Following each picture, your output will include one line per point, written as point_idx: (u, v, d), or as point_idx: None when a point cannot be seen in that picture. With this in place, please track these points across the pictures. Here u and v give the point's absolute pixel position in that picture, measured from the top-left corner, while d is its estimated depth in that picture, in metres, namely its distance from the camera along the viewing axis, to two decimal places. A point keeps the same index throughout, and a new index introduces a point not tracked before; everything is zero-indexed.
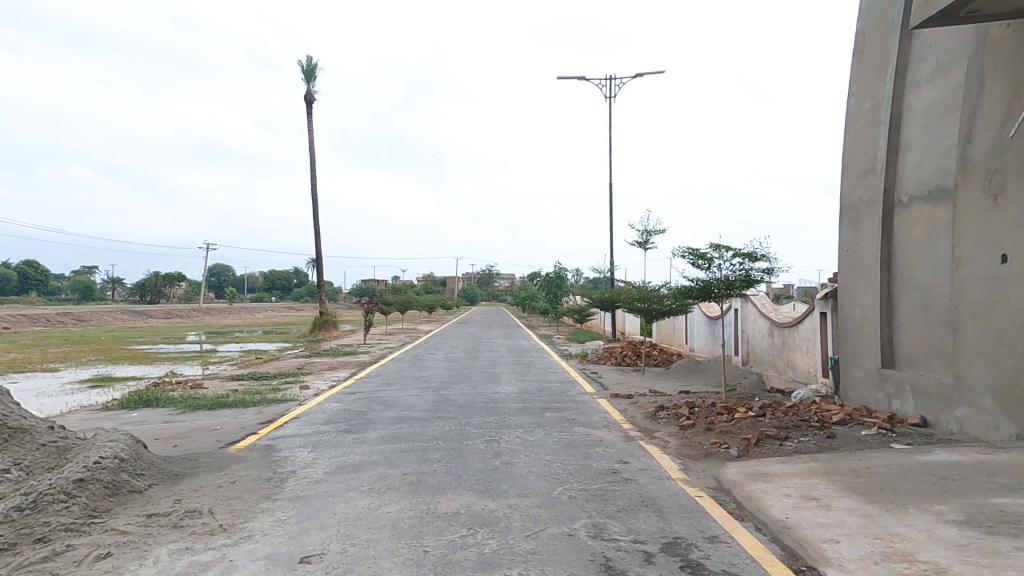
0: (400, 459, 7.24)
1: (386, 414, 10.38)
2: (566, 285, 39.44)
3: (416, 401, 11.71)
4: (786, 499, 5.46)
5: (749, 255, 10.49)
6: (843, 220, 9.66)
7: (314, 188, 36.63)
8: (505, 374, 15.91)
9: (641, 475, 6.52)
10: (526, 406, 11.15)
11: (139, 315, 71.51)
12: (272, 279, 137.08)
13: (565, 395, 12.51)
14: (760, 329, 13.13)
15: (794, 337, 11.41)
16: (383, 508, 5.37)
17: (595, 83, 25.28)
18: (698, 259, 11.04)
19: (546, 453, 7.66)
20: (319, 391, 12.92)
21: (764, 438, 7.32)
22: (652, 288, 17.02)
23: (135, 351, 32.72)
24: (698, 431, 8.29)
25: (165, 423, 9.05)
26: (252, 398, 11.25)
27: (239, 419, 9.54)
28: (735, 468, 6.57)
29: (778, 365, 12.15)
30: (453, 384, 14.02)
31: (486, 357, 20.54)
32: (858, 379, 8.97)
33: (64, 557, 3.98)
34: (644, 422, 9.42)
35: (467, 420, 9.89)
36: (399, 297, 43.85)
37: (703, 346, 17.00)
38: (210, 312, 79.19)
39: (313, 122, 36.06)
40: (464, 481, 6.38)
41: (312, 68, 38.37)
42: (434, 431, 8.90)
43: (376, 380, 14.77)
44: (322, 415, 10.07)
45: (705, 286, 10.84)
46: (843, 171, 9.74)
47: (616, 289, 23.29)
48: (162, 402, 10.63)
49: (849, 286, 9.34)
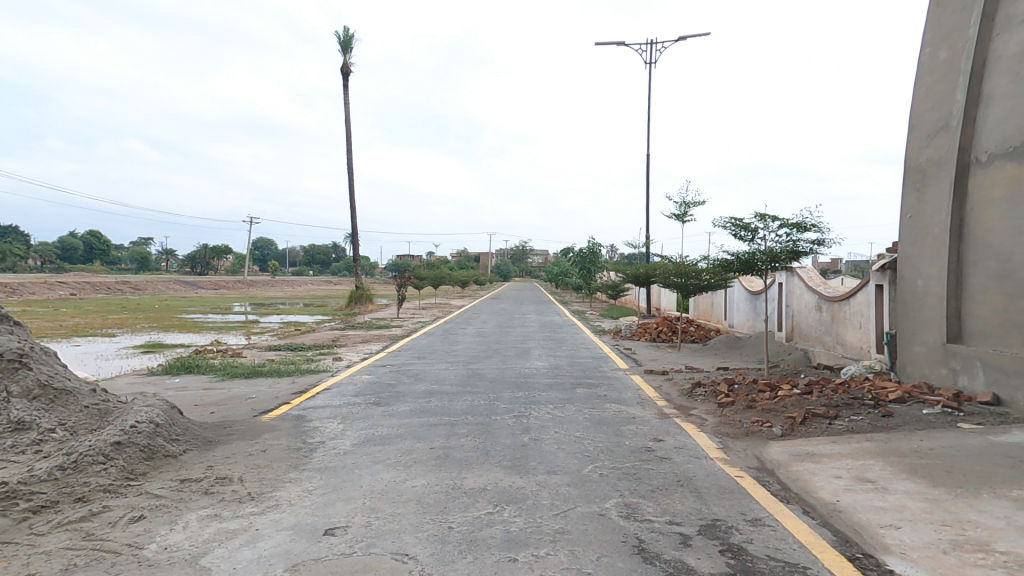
0: (428, 433, 7.20)
1: (416, 387, 10.39)
2: (600, 260, 38.74)
3: (446, 375, 11.70)
4: (837, 481, 5.06)
5: (798, 226, 9.81)
6: (906, 184, 8.85)
7: (348, 163, 36.90)
8: (536, 349, 15.74)
9: (677, 454, 6.22)
10: (557, 382, 10.97)
11: (190, 286, 75.15)
12: (312, 255, 140.92)
13: (597, 371, 12.23)
14: (806, 304, 12.41)
15: (845, 312, 10.71)
16: (408, 483, 5.31)
17: (635, 49, 24.16)
18: (741, 230, 10.42)
19: (576, 430, 7.45)
20: (351, 364, 13.09)
21: (812, 417, 6.87)
22: (689, 263, 16.36)
23: (185, 319, 34.41)
24: (738, 408, 7.88)
25: (205, 390, 9.30)
26: (286, 368, 11.48)
27: (274, 389, 9.73)
28: (779, 448, 6.18)
29: (826, 342, 11.47)
30: (483, 359, 13.95)
31: (517, 332, 20.42)
32: (918, 356, 8.31)
33: (101, 518, 4.00)
34: (680, 399, 9.07)
35: (496, 395, 9.78)
36: (432, 272, 44.13)
37: (743, 323, 16.31)
38: (253, 286, 82.09)
39: (349, 96, 36.20)
40: (490, 457, 6.26)
41: (348, 41, 38.19)
42: (462, 406, 8.82)
43: (408, 354, 14.88)
44: (354, 387, 10.17)
45: (747, 259, 10.23)
46: (910, 130, 8.88)
47: (652, 264, 22.62)
48: (202, 369, 10.98)
49: (911, 256, 8.60)
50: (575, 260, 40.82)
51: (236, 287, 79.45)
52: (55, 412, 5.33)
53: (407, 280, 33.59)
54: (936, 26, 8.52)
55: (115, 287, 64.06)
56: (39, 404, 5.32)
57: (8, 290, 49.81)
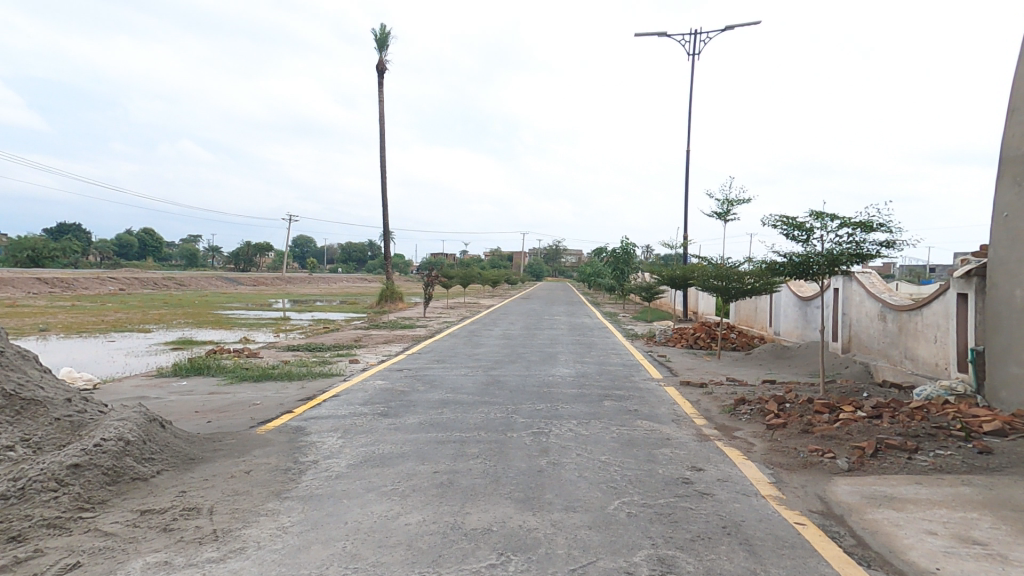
0: (433, 455, 6.43)
1: (430, 396, 9.67)
2: (634, 262, 37.40)
3: (463, 382, 10.95)
4: (932, 540, 4.00)
5: (861, 225, 8.58)
6: (1002, 178, 7.61)
7: (381, 162, 36.80)
8: (562, 354, 14.83)
9: (720, 489, 5.23)
10: (582, 393, 10.05)
11: (228, 282, 77.47)
12: (348, 253, 143.69)
13: (627, 381, 11.23)
14: (867, 312, 11.08)
15: (916, 323, 9.39)
16: (401, 520, 4.56)
17: (677, 39, 22.94)
18: (794, 229, 9.25)
19: (602, 453, 6.52)
20: (366, 367, 12.54)
21: (886, 449, 5.73)
22: (732, 265, 15.10)
23: (217, 315, 34.86)
24: (790, 433, 6.79)
25: (209, 394, 8.89)
26: (297, 372, 11.05)
27: (281, 395, 9.26)
28: (848, 487, 5.10)
29: (891, 356, 10.15)
30: (506, 365, 13.14)
31: (544, 335, 19.54)
32: (1014, 377, 7.06)
33: (27, 567, 3.44)
34: (721, 418, 8.02)
35: (515, 408, 8.95)
36: (461, 272, 43.68)
37: (791, 331, 14.98)
38: (289, 284, 83.77)
39: (383, 95, 36.25)
40: (500, 486, 5.44)
41: (383, 38, 38.20)
42: (477, 420, 8.06)
43: (427, 358, 14.22)
44: (363, 394, 9.54)
45: (801, 262, 9.07)
46: (1011, 115, 7.60)
47: (690, 266, 21.31)
48: (212, 370, 10.59)
49: (1004, 262, 7.35)
50: (609, 262, 39.53)
51: (273, 284, 81.11)
52: (19, 426, 4.89)
53: (435, 279, 33.07)
54: None
55: (160, 282, 66.45)
56: (4, 418, 4.89)
57: (62, 285, 52.20)
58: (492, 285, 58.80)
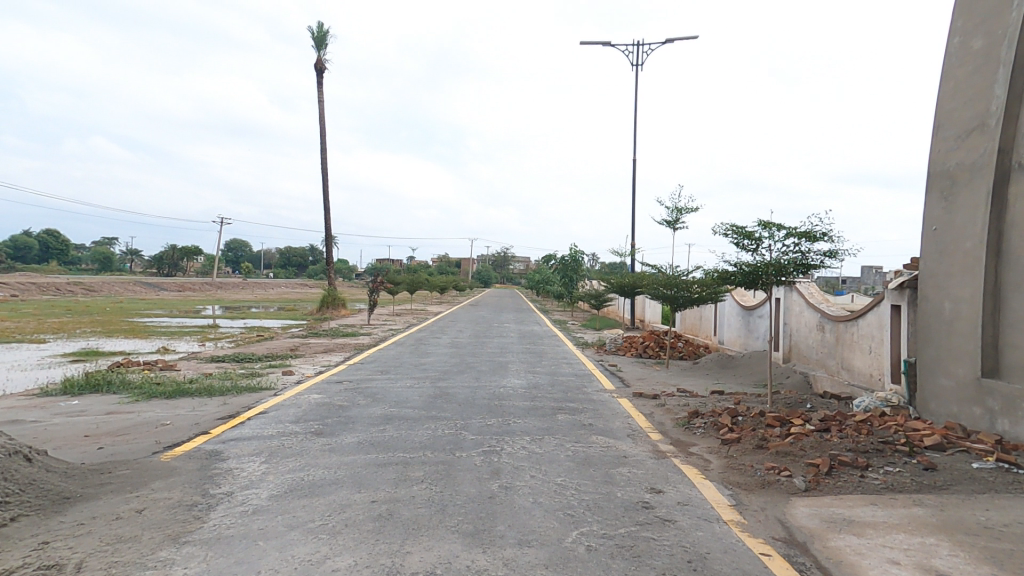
0: (371, 481, 5.74)
1: (371, 411, 8.92)
2: (582, 268, 37.70)
3: (409, 395, 10.24)
4: (897, 571, 3.78)
5: (806, 235, 8.49)
6: (930, 192, 7.73)
7: (322, 163, 35.21)
8: (513, 364, 14.38)
9: (681, 515, 4.90)
10: (535, 406, 9.60)
11: (152, 286, 71.81)
12: (289, 256, 137.55)
13: (580, 393, 10.92)
14: (807, 323, 11.28)
15: (852, 334, 9.54)
16: (325, 566, 3.88)
17: (622, 49, 23.34)
18: (743, 238, 9.25)
19: (557, 475, 6.09)
20: (301, 379, 11.58)
21: (839, 466, 5.54)
22: (680, 274, 15.22)
23: (135, 323, 31.91)
24: (745, 450, 6.57)
25: (106, 414, 8.20)
26: (219, 387, 10.01)
27: (197, 414, 8.32)
28: (807, 509, 4.87)
29: (829, 366, 10.31)
30: (454, 376, 12.52)
31: (494, 344, 19.04)
32: (945, 389, 7.09)
33: None
34: (676, 432, 7.79)
35: (464, 423, 8.37)
36: (409, 277, 42.49)
37: (734, 340, 15.25)
38: (221, 288, 78.93)
39: (323, 94, 34.85)
40: (446, 518, 4.87)
41: (322, 37, 36.74)
42: (422, 438, 7.42)
43: (370, 368, 13.36)
44: (295, 411, 8.66)
45: (749, 271, 9.00)
46: (936, 130, 7.77)
47: (638, 274, 21.49)
48: (112, 387, 9.81)
49: (934, 275, 7.43)
50: (557, 269, 39.64)
51: (204, 289, 75.76)
52: None
53: (381, 285, 31.85)
54: (970, 12, 7.45)
55: (71, 287, 60.67)
56: None
57: None
58: (440, 291, 57.67)
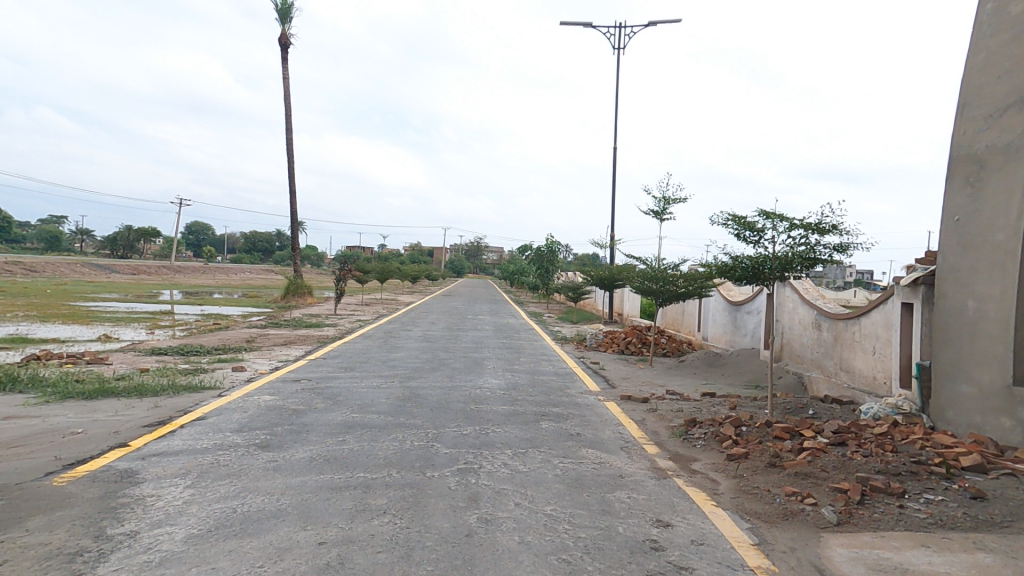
0: (319, 512, 4.70)
1: (330, 417, 7.82)
2: (558, 259, 36.92)
3: (374, 398, 9.16)
4: None
5: (813, 227, 7.58)
6: (953, 177, 7.10)
7: (287, 143, 33.27)
8: (489, 361, 13.43)
9: (698, 560, 4.06)
10: (515, 412, 8.67)
11: (104, 269, 67.76)
12: (256, 241, 132.76)
13: (563, 396, 10.02)
14: (801, 320, 10.63)
15: (853, 333, 8.88)
16: None
17: (604, 32, 22.53)
18: (743, 229, 8.23)
19: (546, 502, 5.17)
20: (252, 377, 10.28)
21: (872, 493, 4.81)
22: (665, 267, 14.48)
23: (80, 309, 29.45)
24: (756, 468, 5.73)
25: (6, 419, 6.88)
26: (151, 386, 8.68)
27: (120, 419, 7.08)
28: (847, 551, 4.08)
29: (826, 367, 9.65)
30: (426, 374, 11.46)
31: (469, 338, 18.05)
32: (966, 397, 6.49)
33: None
34: (674, 444, 6.98)
35: (436, 433, 7.36)
36: (379, 264, 40.97)
37: (720, 337, 14.67)
38: (181, 272, 75.28)
39: (288, 69, 33.03)
40: (412, 566, 3.89)
41: (287, 10, 34.59)
42: (387, 452, 6.41)
43: (333, 364, 12.17)
44: (240, 417, 7.50)
45: (751, 266, 8.15)
46: (962, 109, 7.14)
47: (618, 267, 20.77)
48: (24, 386, 8.40)
49: (955, 271, 6.80)
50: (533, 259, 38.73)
51: (162, 274, 71.86)
52: None
53: (349, 274, 30.22)
54: None
55: (14, 268, 56.72)
56: None
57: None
58: (412, 280, 55.99)
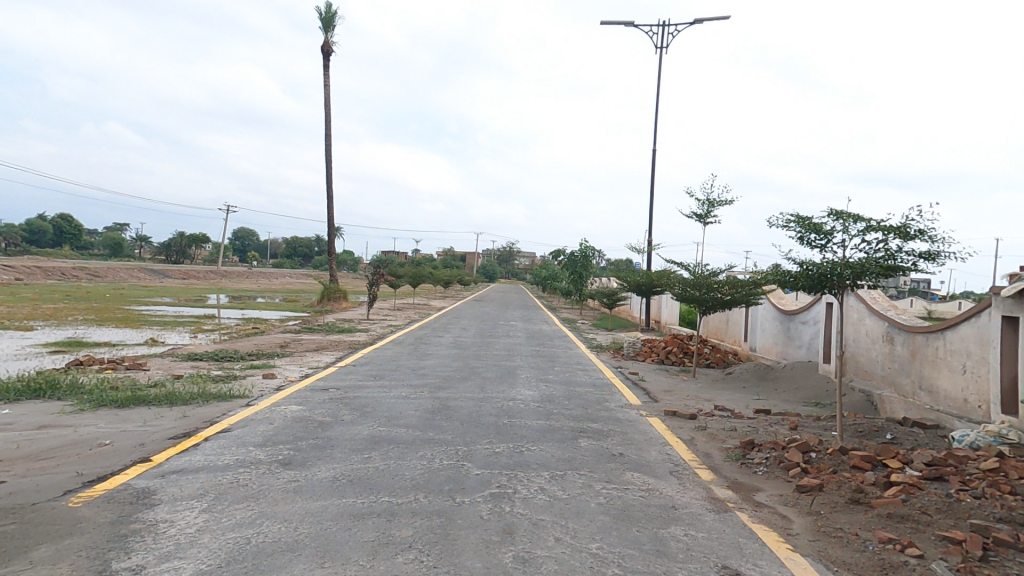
0: (339, 546, 4.23)
1: (356, 431, 7.42)
2: (592, 265, 36.11)
3: (402, 409, 8.73)
4: None
5: (896, 232, 6.71)
6: None
7: (326, 150, 33.81)
8: (523, 370, 12.86)
9: None
10: (552, 428, 8.07)
11: (154, 274, 70.82)
12: (295, 247, 136.68)
13: (602, 410, 9.35)
14: (869, 333, 9.64)
15: (936, 349, 7.91)
16: None
17: (645, 31, 21.91)
18: (810, 232, 7.41)
19: (591, 538, 4.56)
20: (281, 385, 10.03)
21: (995, 548, 4.00)
22: (709, 273, 13.60)
23: (128, 311, 30.43)
24: (836, 505, 4.98)
25: (35, 429, 6.74)
26: (182, 394, 8.49)
27: (146, 430, 6.83)
28: None
29: (901, 385, 8.66)
30: (456, 384, 10.98)
31: (501, 344, 17.55)
32: None
33: None
34: (732, 470, 6.24)
35: (467, 450, 6.85)
36: (411, 270, 41.00)
37: (770, 348, 13.68)
38: (223, 277, 78.06)
39: (328, 78, 33.60)
40: None
41: (329, 19, 35.18)
42: (414, 473, 5.93)
43: (363, 372, 11.85)
44: (265, 429, 7.17)
45: (818, 274, 7.34)
46: None
47: (656, 273, 19.89)
48: (58, 392, 8.33)
49: None
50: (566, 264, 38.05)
51: (207, 279, 74.54)
52: None
53: (382, 279, 30.23)
54: None
55: (71, 272, 59.87)
56: None
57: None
58: (444, 285, 56.00)
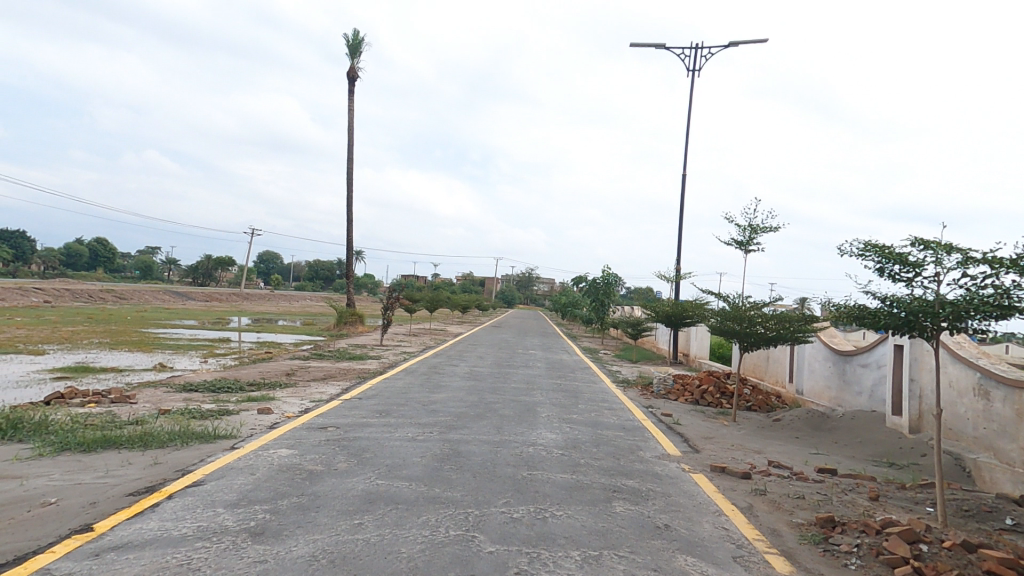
0: None
1: (350, 485, 6.30)
2: (614, 293, 34.66)
3: (406, 456, 7.59)
4: None
5: (1010, 264, 5.43)
6: None
7: (347, 174, 33.64)
8: (543, 408, 11.62)
9: None
10: (580, 485, 6.81)
11: (178, 296, 71.72)
12: (317, 269, 138.18)
13: (638, 462, 8.04)
14: (955, 384, 8.22)
15: None
16: None
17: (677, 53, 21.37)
18: (892, 264, 6.16)
19: None
20: (275, 422, 9.01)
21: None
22: (751, 305, 12.24)
23: (146, 334, 30.22)
24: None
25: None
26: (159, 435, 7.52)
27: (103, 483, 5.81)
28: None
29: (1004, 451, 7.20)
30: (470, 424, 9.79)
31: (519, 376, 16.33)
32: None
33: None
34: (815, 558, 4.91)
35: (479, 516, 5.65)
36: (429, 295, 40.12)
37: (822, 393, 12.19)
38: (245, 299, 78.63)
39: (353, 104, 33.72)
40: None
41: (357, 45, 35.58)
42: (412, 550, 4.76)
43: (369, 406, 10.76)
44: (243, 482, 6.09)
45: (906, 315, 6.06)
46: None
47: (688, 304, 18.53)
48: (23, 434, 7.42)
49: None
50: (587, 291, 36.75)
51: (230, 301, 75.22)
52: None
53: (398, 304, 29.37)
54: None
55: (99, 294, 60.90)
56: None
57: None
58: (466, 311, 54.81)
